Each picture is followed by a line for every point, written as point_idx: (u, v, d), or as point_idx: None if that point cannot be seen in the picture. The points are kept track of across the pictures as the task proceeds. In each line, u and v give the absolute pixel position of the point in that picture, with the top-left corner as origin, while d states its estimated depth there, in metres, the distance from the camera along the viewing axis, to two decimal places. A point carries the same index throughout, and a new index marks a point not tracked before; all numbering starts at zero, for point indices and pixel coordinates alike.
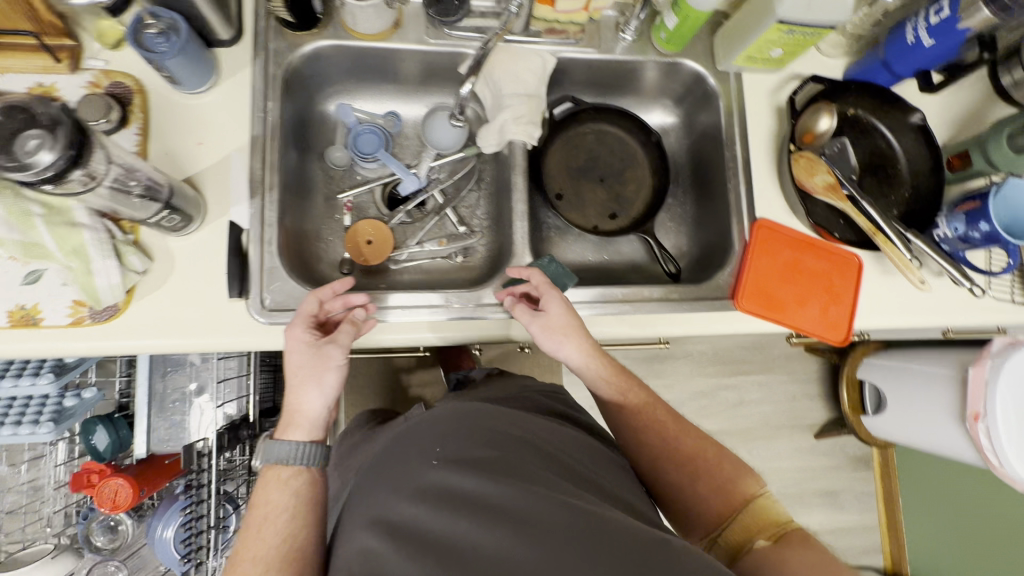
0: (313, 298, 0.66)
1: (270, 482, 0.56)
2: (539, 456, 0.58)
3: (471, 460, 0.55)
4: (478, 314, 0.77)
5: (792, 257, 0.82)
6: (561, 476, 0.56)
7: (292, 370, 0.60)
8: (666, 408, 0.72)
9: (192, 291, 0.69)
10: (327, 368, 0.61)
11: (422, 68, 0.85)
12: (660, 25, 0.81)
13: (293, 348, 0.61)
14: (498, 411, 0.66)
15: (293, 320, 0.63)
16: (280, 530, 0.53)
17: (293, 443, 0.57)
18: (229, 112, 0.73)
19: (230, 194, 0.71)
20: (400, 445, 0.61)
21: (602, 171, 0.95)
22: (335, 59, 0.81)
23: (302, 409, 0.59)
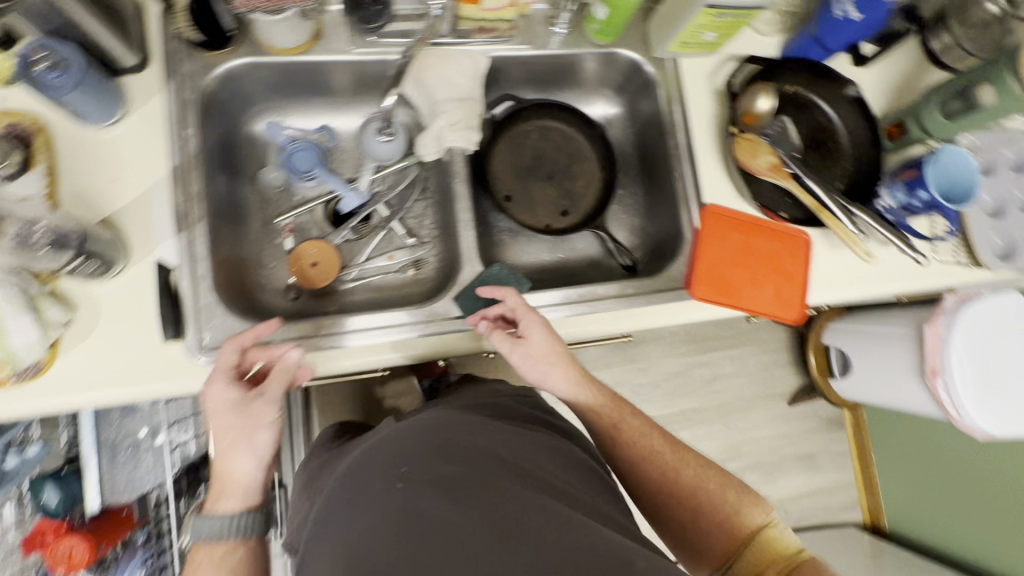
0: (232, 347, 0.60)
1: (202, 563, 0.55)
2: (512, 470, 0.53)
3: (437, 479, 0.50)
4: (433, 329, 0.75)
5: (740, 242, 0.81)
6: (534, 492, 0.51)
7: (219, 433, 0.57)
8: (664, 435, 0.70)
9: (122, 339, 0.65)
10: (257, 428, 0.57)
11: (351, 78, 0.81)
12: (591, 17, 0.79)
13: (215, 408, 0.57)
14: (469, 418, 0.60)
15: (211, 377, 0.58)
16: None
17: (224, 516, 0.55)
18: (145, 144, 0.69)
19: (153, 232, 0.68)
20: (358, 465, 0.55)
21: (550, 168, 0.93)
22: (256, 76, 0.76)
23: (234, 475, 0.56)
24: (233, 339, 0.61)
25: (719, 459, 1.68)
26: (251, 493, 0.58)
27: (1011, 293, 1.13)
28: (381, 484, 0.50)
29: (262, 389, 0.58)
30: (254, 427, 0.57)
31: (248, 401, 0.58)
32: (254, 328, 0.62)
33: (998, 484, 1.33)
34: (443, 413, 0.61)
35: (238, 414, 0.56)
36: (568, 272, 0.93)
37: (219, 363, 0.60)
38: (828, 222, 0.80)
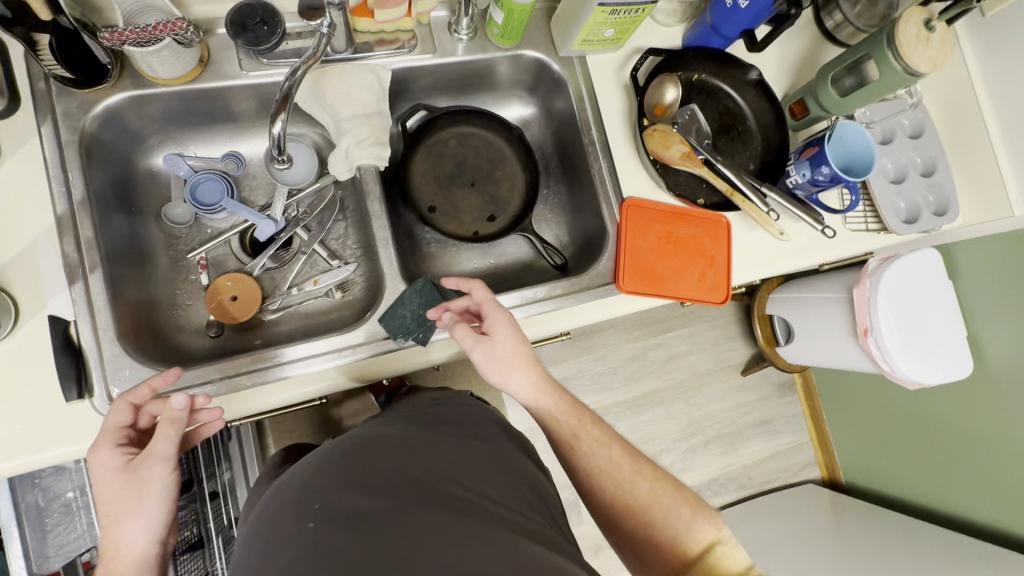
0: (125, 405, 0.58)
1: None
2: (442, 496, 0.48)
3: (356, 513, 0.45)
4: (360, 353, 0.73)
5: (662, 232, 0.83)
6: (458, 518, 0.45)
7: (105, 504, 0.53)
8: (623, 445, 0.70)
9: (21, 403, 0.61)
10: (144, 492, 0.53)
11: (253, 103, 0.78)
12: (491, 21, 0.79)
13: (100, 476, 0.54)
14: (399, 435, 0.55)
15: (97, 441, 0.56)
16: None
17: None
18: (24, 195, 0.65)
19: (44, 287, 0.64)
20: (275, 504, 0.50)
21: (472, 175, 0.92)
22: (143, 110, 0.73)
23: (123, 549, 0.51)
24: (126, 397, 0.59)
25: (682, 436, 1.73)
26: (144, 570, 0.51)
27: (925, 251, 1.19)
28: (289, 525, 0.46)
29: (148, 449, 0.55)
30: (139, 491, 0.53)
31: (134, 464, 0.54)
32: (149, 380, 0.60)
33: (931, 428, 1.42)
34: (372, 432, 0.57)
35: (122, 479, 0.53)
36: (501, 277, 0.92)
37: (108, 424, 0.57)
38: (742, 205, 0.82)
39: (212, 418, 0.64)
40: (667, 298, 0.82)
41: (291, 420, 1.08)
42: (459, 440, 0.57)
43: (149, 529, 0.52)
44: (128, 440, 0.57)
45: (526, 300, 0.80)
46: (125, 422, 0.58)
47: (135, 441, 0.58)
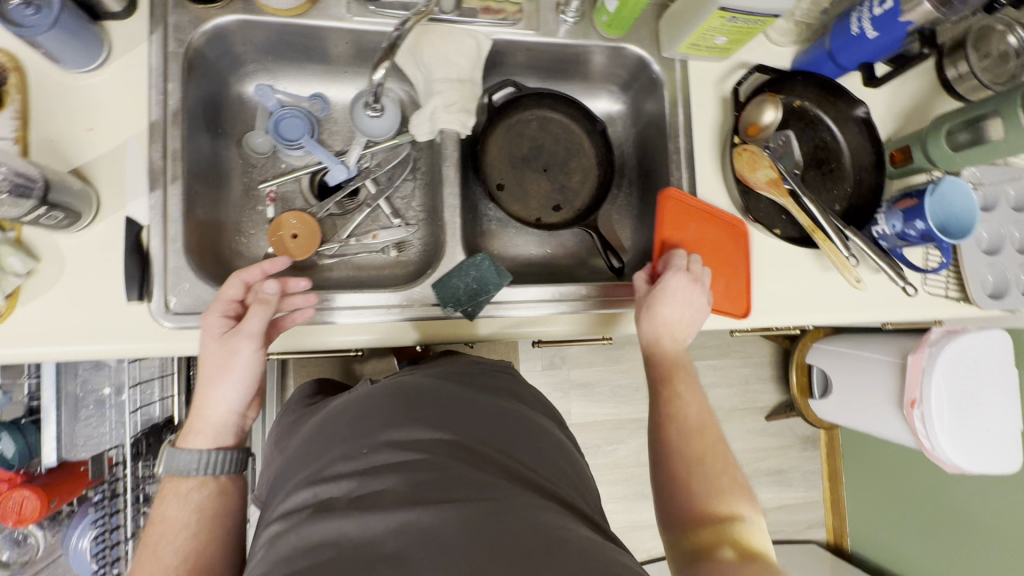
0: (238, 280, 0.63)
1: (169, 496, 0.56)
2: (485, 461, 0.47)
3: (400, 468, 0.46)
4: (407, 315, 0.72)
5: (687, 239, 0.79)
6: (493, 478, 0.46)
7: (203, 364, 0.60)
8: (701, 405, 0.68)
9: (86, 293, 0.63)
10: (232, 360, 0.59)
11: (350, 48, 0.79)
12: (602, 7, 0.77)
13: (204, 338, 0.60)
14: (444, 388, 0.56)
15: (211, 305, 0.61)
16: (180, 548, 0.53)
17: (195, 451, 0.57)
18: (126, 94, 0.67)
19: (126, 188, 0.65)
20: (320, 437, 0.52)
21: (546, 160, 0.91)
22: (250, 36, 0.74)
23: (210, 409, 0.59)
24: (240, 273, 0.63)
25: None
26: (220, 436, 0.60)
27: (997, 331, 1.12)
28: (339, 467, 0.47)
29: (244, 325, 0.60)
30: (229, 359, 0.59)
31: (229, 335, 0.60)
32: (261, 263, 0.64)
33: (960, 517, 1.34)
34: (421, 380, 0.58)
35: (218, 345, 0.59)
36: (550, 270, 0.90)
37: (222, 293, 0.62)
38: (821, 244, 0.78)
39: (306, 304, 0.68)
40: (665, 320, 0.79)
41: (318, 366, 1.10)
42: (504, 405, 0.56)
43: (233, 398, 0.60)
44: (235, 312, 0.63)
45: (569, 299, 0.77)
46: (236, 296, 0.63)
47: (240, 315, 0.63)
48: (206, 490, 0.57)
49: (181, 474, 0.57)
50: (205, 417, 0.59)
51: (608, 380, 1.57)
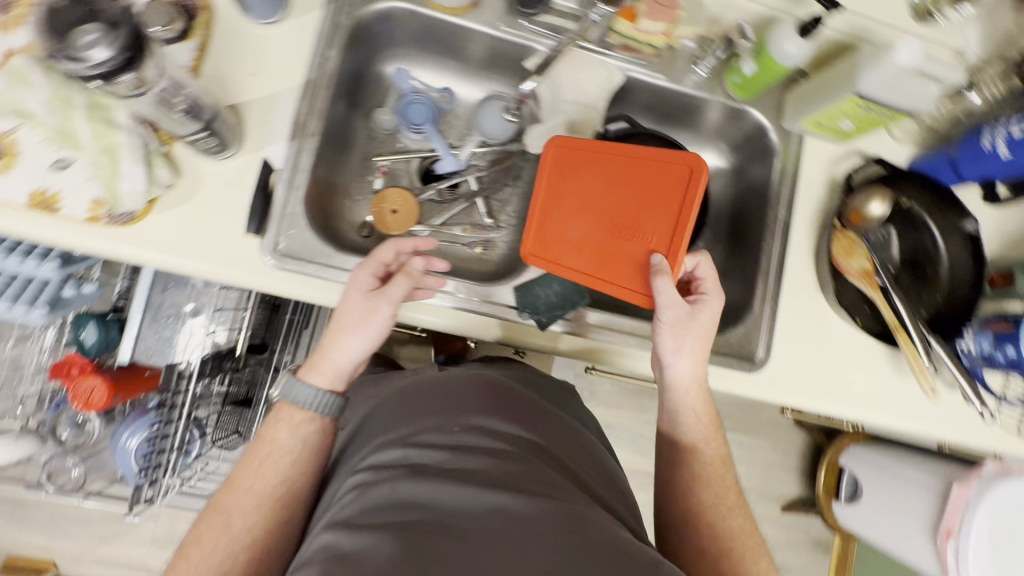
0: (392, 246, 0.70)
1: (283, 420, 0.65)
2: (550, 463, 0.58)
3: (482, 451, 0.57)
4: (484, 309, 0.75)
5: (610, 180, 0.75)
6: (545, 472, 0.55)
7: (343, 312, 0.66)
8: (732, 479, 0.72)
9: (211, 216, 0.68)
10: (369, 318, 0.66)
11: (489, 53, 0.84)
12: (735, 68, 0.78)
13: (351, 289, 0.66)
14: (518, 403, 0.69)
15: (364, 262, 0.67)
16: (281, 470, 0.64)
17: (314, 388, 0.65)
18: (291, 50, 0.73)
19: (269, 132, 0.71)
20: (417, 416, 0.65)
21: None
22: (407, 23, 0.80)
23: (337, 355, 0.65)
24: (395, 240, 0.70)
25: None
26: (337, 379, 0.67)
27: None
28: (430, 440, 0.59)
29: (388, 289, 0.66)
30: (368, 316, 0.65)
31: (373, 295, 0.66)
32: (414, 238, 0.70)
33: None
34: (487, 391, 0.70)
35: (363, 301, 0.65)
36: (615, 302, 0.89)
37: (376, 253, 0.69)
38: (903, 344, 0.76)
39: (434, 285, 0.72)
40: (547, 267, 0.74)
41: None
42: (565, 431, 0.68)
43: (357, 352, 0.66)
44: (380, 274, 0.69)
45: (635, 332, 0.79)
46: (384, 260, 0.69)
47: (382, 277, 0.69)
48: (311, 427, 0.66)
49: (295, 405, 0.66)
50: (333, 362, 0.65)
51: (632, 426, 1.56)
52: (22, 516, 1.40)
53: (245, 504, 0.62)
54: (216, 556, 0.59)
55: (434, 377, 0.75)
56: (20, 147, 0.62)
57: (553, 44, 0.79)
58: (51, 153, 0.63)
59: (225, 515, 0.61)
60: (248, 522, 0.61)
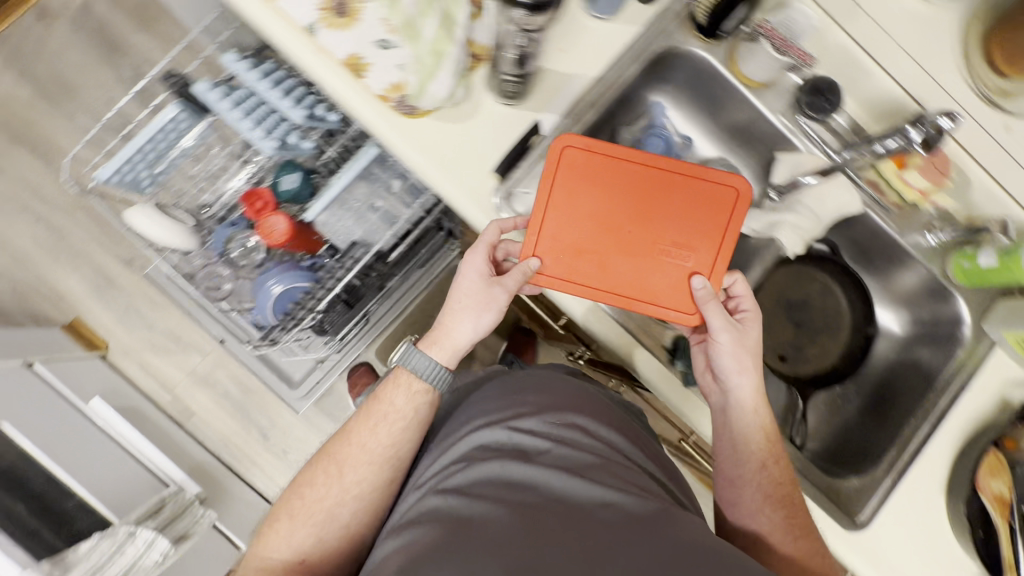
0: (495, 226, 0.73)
1: (401, 385, 0.75)
2: (638, 469, 0.69)
3: (583, 446, 0.69)
4: (642, 340, 0.79)
5: (634, 192, 0.73)
6: (635, 477, 0.66)
7: (463, 295, 0.74)
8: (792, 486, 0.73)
9: (470, 144, 0.75)
10: (489, 304, 0.73)
11: (747, 130, 0.88)
12: (967, 254, 0.80)
13: (470, 275, 0.73)
14: (616, 414, 0.79)
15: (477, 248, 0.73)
16: (392, 432, 0.74)
17: (432, 360, 0.75)
18: (602, 45, 0.79)
19: (550, 102, 0.77)
20: (524, 401, 0.76)
21: (804, 318, 0.95)
22: (700, 72, 0.83)
23: (453, 333, 0.74)
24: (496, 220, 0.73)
25: None
26: (453, 356, 0.76)
27: None
28: (537, 430, 0.71)
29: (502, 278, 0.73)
30: (488, 303, 0.73)
31: (491, 283, 0.73)
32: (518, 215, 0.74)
33: None
34: (579, 393, 0.80)
35: (482, 289, 0.73)
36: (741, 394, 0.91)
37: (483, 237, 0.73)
38: None
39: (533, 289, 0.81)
40: (570, 285, 0.73)
41: None
42: (655, 448, 0.79)
43: (473, 331, 0.75)
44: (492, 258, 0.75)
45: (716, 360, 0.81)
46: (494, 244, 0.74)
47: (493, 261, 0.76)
48: (423, 396, 0.76)
49: (413, 371, 0.75)
50: (449, 339, 0.74)
51: None
52: (107, 293, 1.50)
53: (358, 460, 0.73)
54: (326, 501, 0.72)
55: (534, 374, 0.85)
56: (360, 15, 0.71)
57: (839, 159, 0.82)
58: (381, 34, 0.70)
59: (338, 464, 0.73)
60: (358, 476, 0.73)
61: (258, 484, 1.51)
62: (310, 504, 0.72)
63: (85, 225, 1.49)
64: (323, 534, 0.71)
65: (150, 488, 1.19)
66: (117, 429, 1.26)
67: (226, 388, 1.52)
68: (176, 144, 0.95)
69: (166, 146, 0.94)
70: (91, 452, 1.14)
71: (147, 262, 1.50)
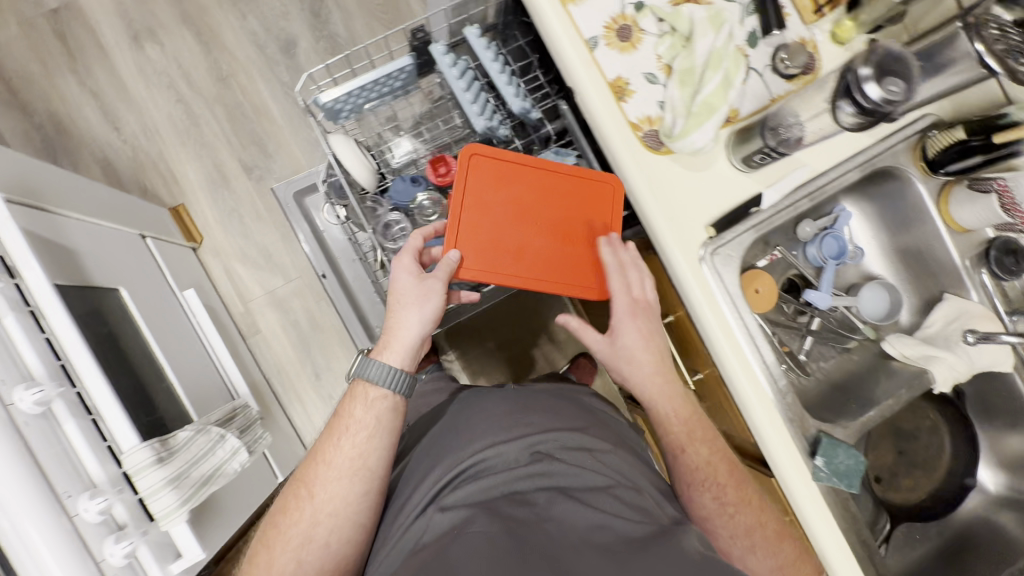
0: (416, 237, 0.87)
1: (358, 397, 0.81)
2: (634, 491, 0.74)
3: (575, 466, 0.75)
4: (790, 423, 0.81)
5: (535, 189, 0.88)
6: (636, 499, 0.72)
7: (400, 294, 0.82)
8: (727, 468, 0.82)
9: (694, 194, 0.79)
10: (426, 296, 0.82)
11: (922, 262, 0.93)
12: None
13: (401, 275, 0.83)
14: (614, 442, 0.84)
15: (400, 258, 0.84)
16: (359, 441, 0.79)
17: (385, 364, 0.81)
18: (839, 143, 0.82)
19: (777, 179, 0.80)
20: (522, 422, 0.82)
21: (907, 448, 1.00)
22: (906, 196, 0.89)
23: (401, 331, 0.82)
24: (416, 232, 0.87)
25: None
26: (405, 354, 0.82)
27: None
28: (536, 456, 0.77)
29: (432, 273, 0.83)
30: (425, 295, 0.82)
31: (422, 280, 0.82)
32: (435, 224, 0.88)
33: None
34: (578, 418, 0.86)
35: (416, 287, 0.82)
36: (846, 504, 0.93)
37: (408, 245, 0.86)
38: None
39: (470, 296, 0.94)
40: (494, 276, 0.85)
41: None
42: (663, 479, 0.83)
43: (419, 324, 0.82)
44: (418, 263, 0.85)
45: (777, 386, 0.81)
46: (418, 249, 0.87)
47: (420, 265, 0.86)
48: (384, 401, 0.82)
49: (370, 380, 0.81)
50: (397, 335, 0.82)
51: None
52: (219, 191, 1.51)
53: (328, 476, 0.77)
54: (303, 522, 0.75)
55: (533, 395, 0.91)
56: (640, 45, 0.77)
57: (1011, 319, 0.87)
58: (653, 69, 0.77)
59: (308, 486, 0.78)
60: (328, 493, 0.76)
61: (295, 420, 1.50)
62: (289, 529, 0.75)
63: (221, 121, 1.51)
64: (304, 557, 0.74)
65: (219, 394, 1.19)
66: (201, 326, 1.25)
67: (297, 318, 1.53)
68: (385, 92, 0.98)
69: (378, 92, 0.96)
70: (182, 343, 1.15)
71: (267, 175, 1.52)
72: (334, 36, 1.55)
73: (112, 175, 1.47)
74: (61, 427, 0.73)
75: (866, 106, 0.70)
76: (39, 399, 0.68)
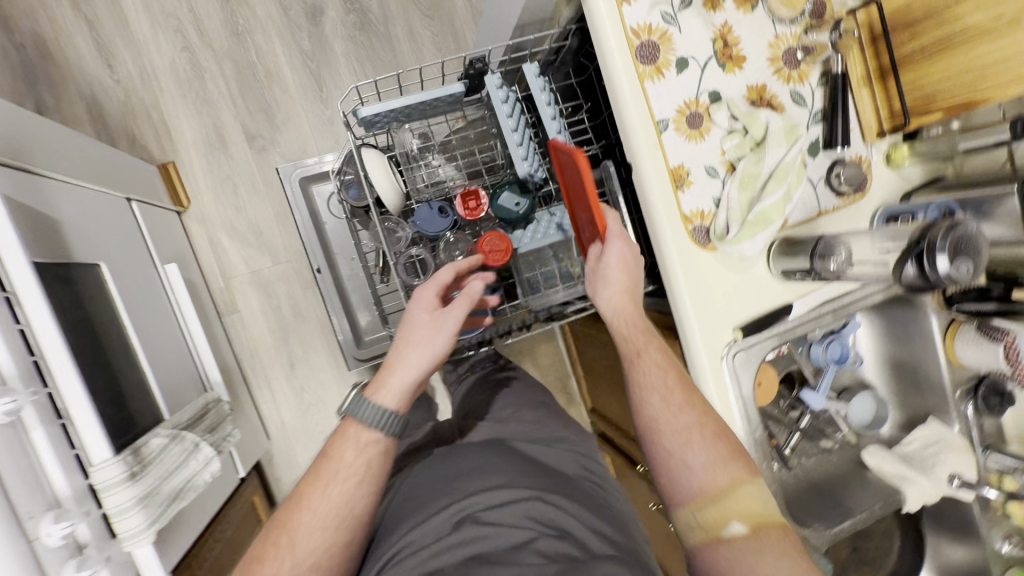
0: (450, 270, 0.81)
1: (349, 441, 0.71)
2: (559, 539, 0.65)
3: (507, 528, 0.66)
4: None
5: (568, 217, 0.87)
6: (560, 548, 0.64)
7: (413, 327, 0.75)
8: (679, 374, 0.73)
9: (728, 293, 0.79)
10: (438, 331, 0.74)
11: (914, 383, 0.97)
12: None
13: (416, 309, 0.76)
14: (554, 489, 0.75)
15: (421, 290, 0.78)
16: (345, 489, 0.69)
17: (378, 406, 0.71)
18: None
19: (809, 291, 0.81)
20: (460, 490, 0.73)
21: (863, 546, 1.06)
22: (916, 322, 0.92)
23: (401, 371, 0.73)
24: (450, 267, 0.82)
25: None
26: (402, 397, 0.72)
27: None
28: (466, 525, 0.67)
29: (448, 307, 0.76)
30: (438, 330, 0.74)
31: (437, 313, 0.75)
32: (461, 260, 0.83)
33: None
34: (515, 471, 0.78)
35: (430, 320, 0.74)
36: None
37: (436, 277, 0.79)
38: None
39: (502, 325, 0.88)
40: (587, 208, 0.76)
41: None
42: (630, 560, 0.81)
43: (424, 363, 0.73)
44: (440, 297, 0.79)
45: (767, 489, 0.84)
46: (446, 282, 0.79)
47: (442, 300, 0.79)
48: (375, 446, 0.72)
49: (362, 423, 0.71)
50: (398, 374, 0.73)
51: None
52: (215, 155, 1.40)
53: (310, 526, 0.67)
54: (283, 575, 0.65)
55: (472, 454, 0.82)
56: (708, 136, 0.76)
57: (983, 451, 0.93)
58: (716, 163, 0.76)
59: (290, 535, 0.67)
60: (311, 543, 0.67)
61: (262, 406, 1.45)
62: None
63: (229, 79, 1.39)
64: None
65: (192, 383, 1.13)
66: (179, 305, 1.17)
67: (280, 303, 1.45)
68: (426, 111, 0.92)
69: (419, 111, 0.90)
70: (159, 326, 1.07)
71: (270, 147, 1.42)
72: (365, 12, 1.44)
73: (98, 117, 1.34)
74: (29, 434, 0.67)
75: (928, 276, 0.68)
76: (11, 410, 0.62)
